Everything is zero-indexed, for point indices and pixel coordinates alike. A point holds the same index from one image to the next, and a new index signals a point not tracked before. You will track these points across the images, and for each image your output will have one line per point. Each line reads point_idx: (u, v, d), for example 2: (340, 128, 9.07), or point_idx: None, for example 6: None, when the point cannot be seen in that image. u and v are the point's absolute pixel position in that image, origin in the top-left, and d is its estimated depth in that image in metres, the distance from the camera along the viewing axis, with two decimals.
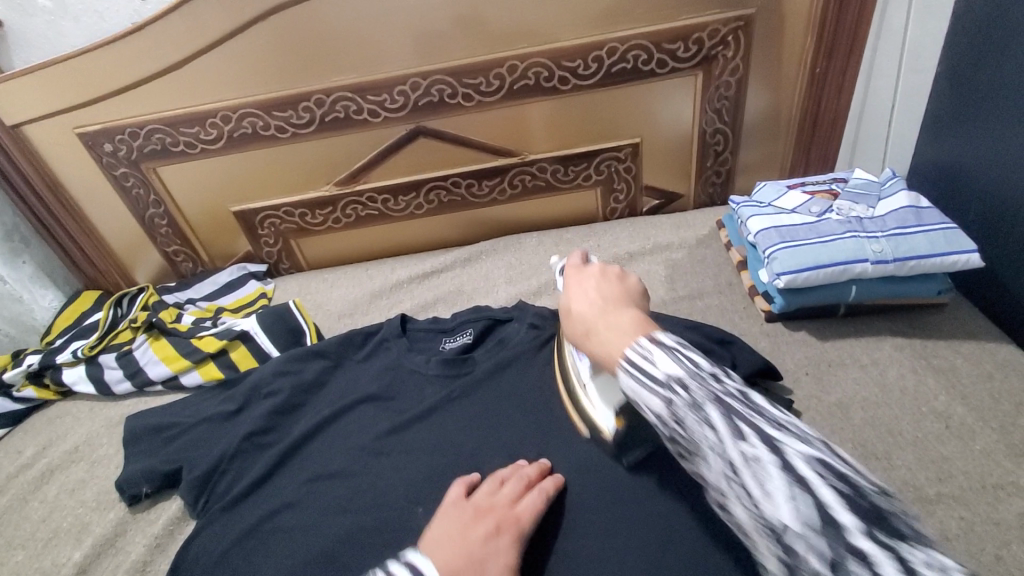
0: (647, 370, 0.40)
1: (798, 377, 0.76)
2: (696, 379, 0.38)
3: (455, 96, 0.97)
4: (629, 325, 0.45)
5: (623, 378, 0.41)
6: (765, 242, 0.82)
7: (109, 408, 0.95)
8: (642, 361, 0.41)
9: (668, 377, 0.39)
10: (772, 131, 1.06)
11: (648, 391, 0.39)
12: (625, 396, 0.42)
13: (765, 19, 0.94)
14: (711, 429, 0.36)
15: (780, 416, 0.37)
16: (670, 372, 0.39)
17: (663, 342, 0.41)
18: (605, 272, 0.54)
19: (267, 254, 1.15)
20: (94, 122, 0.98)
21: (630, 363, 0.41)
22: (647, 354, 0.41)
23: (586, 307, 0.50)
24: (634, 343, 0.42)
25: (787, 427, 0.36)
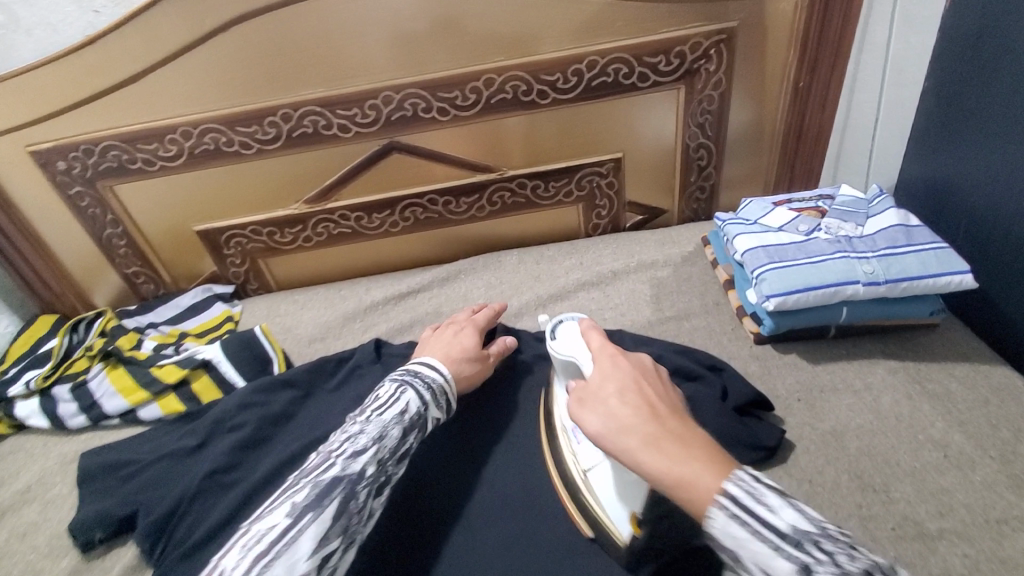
0: (762, 515, 0.40)
1: (790, 404, 0.73)
2: (829, 539, 0.39)
3: (429, 110, 0.93)
4: (700, 451, 0.44)
5: (726, 525, 0.40)
6: (752, 262, 0.79)
7: (62, 444, 0.89)
8: (748, 501, 0.40)
9: (790, 529, 0.39)
10: (755, 146, 1.04)
11: (767, 544, 0.39)
12: (722, 543, 0.41)
13: (747, 32, 0.91)
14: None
15: None
16: (794, 524, 0.39)
17: (766, 483, 0.41)
18: (639, 375, 0.51)
19: (234, 274, 1.10)
20: (46, 139, 0.91)
21: (735, 500, 0.40)
22: (756, 493, 0.40)
23: (635, 406, 0.48)
24: (731, 486, 0.41)
25: None
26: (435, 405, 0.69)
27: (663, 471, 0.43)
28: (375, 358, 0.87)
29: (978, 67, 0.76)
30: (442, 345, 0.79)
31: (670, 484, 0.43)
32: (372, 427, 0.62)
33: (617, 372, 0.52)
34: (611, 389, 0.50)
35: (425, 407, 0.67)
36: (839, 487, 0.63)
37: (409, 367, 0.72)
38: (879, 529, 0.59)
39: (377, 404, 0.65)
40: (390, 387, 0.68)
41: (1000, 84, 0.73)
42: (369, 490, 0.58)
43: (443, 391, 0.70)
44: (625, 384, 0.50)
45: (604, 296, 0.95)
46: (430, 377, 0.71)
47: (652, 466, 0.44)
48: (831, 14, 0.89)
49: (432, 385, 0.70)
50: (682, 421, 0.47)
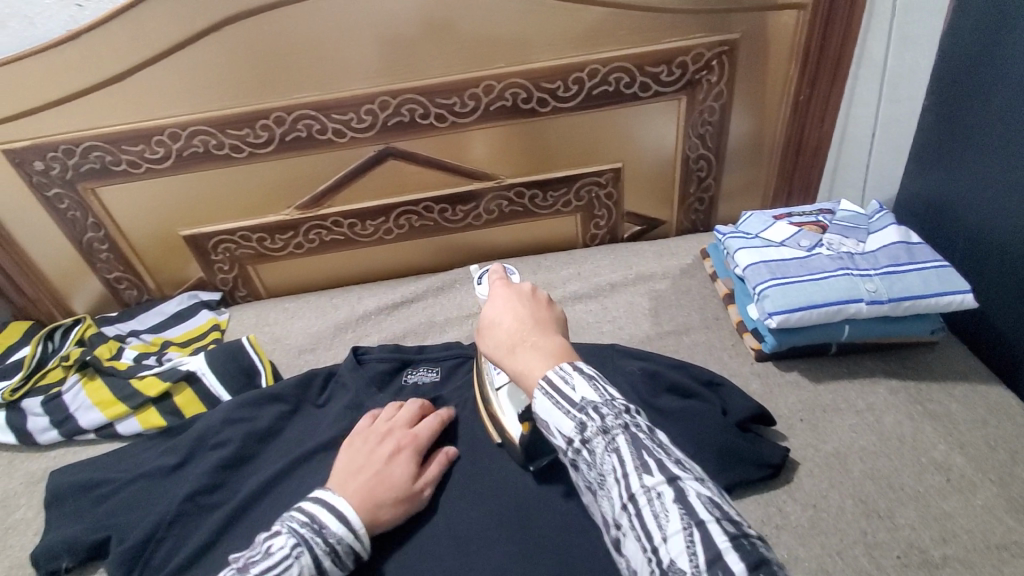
0: (564, 391, 0.45)
1: (792, 424, 0.73)
2: (611, 408, 0.44)
3: (427, 117, 0.91)
4: (554, 350, 0.50)
5: (538, 398, 0.46)
6: (754, 277, 0.79)
7: (32, 461, 0.84)
8: (561, 384, 0.46)
9: (584, 402, 0.44)
10: (755, 157, 1.03)
11: (563, 412, 0.45)
12: (536, 415, 0.47)
13: (750, 44, 0.91)
14: (618, 455, 0.42)
15: (682, 456, 0.43)
16: (589, 399, 0.45)
17: (580, 368, 0.47)
18: (522, 292, 0.57)
19: (221, 281, 1.06)
20: (23, 137, 0.87)
21: (550, 384, 0.46)
22: (566, 376, 0.46)
23: (511, 324, 0.53)
24: (557, 370, 0.47)
25: (687, 467, 0.42)
26: (339, 566, 0.58)
27: (521, 372, 0.50)
28: (360, 370, 0.82)
29: (975, 87, 0.77)
30: (373, 473, 0.63)
31: (522, 379, 0.50)
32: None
33: (499, 292, 0.57)
34: (492, 309, 0.55)
35: (323, 574, 0.56)
36: (843, 513, 0.64)
37: (315, 508, 0.59)
38: (884, 557, 0.61)
39: (266, 561, 0.54)
40: (288, 541, 0.55)
41: (997, 101, 0.74)
42: None
43: (352, 547, 0.58)
44: (503, 307, 0.55)
45: (601, 308, 0.94)
46: (338, 530, 0.58)
47: (512, 370, 0.50)
48: (834, 25, 0.88)
49: (338, 544, 0.57)
50: (546, 327, 0.53)
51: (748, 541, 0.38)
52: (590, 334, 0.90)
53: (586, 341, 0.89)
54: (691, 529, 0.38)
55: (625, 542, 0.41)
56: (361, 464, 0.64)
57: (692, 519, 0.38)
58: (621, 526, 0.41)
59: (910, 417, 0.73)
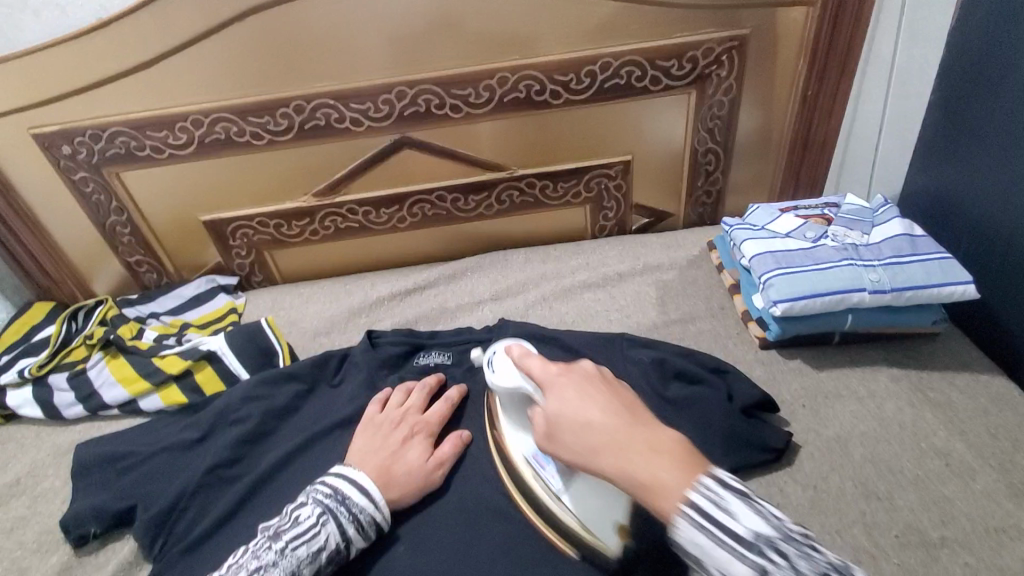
0: (726, 524, 0.40)
1: (795, 410, 0.75)
2: (789, 543, 0.39)
3: (442, 107, 0.93)
4: (673, 448, 0.45)
5: (684, 530, 0.41)
6: (760, 267, 0.80)
7: (57, 435, 0.87)
8: (717, 514, 0.41)
9: (753, 534, 0.40)
10: (762, 151, 1.05)
11: (734, 552, 0.40)
12: (692, 555, 0.41)
13: (760, 40, 0.92)
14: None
15: None
16: (757, 530, 0.40)
17: (726, 482, 0.42)
18: (592, 376, 0.54)
19: (238, 266, 1.09)
20: (51, 122, 0.90)
21: (702, 515, 0.41)
22: (718, 499, 0.41)
23: (604, 419, 0.48)
24: (697, 485, 0.42)
25: None
26: (363, 536, 0.61)
27: (645, 482, 0.44)
28: (373, 353, 0.84)
29: (981, 84, 0.78)
30: (389, 453, 0.67)
31: (649, 493, 0.43)
32: (285, 560, 0.57)
33: (567, 381, 0.53)
34: (569, 401, 0.51)
35: (348, 542, 0.60)
36: (844, 495, 0.67)
37: (338, 481, 0.63)
38: (883, 537, 0.63)
39: (294, 529, 0.59)
40: (314, 510, 0.60)
41: (1002, 98, 0.75)
42: None
43: (374, 518, 0.62)
44: (583, 398, 0.51)
45: (609, 297, 0.96)
46: (362, 501, 0.61)
47: (628, 481, 0.44)
48: (843, 22, 0.90)
49: (361, 514, 0.61)
50: (642, 417, 0.49)
51: None
52: (599, 322, 0.93)
53: (594, 328, 0.91)
54: None
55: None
56: (378, 447, 0.68)
57: None
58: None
59: (910, 404, 0.75)
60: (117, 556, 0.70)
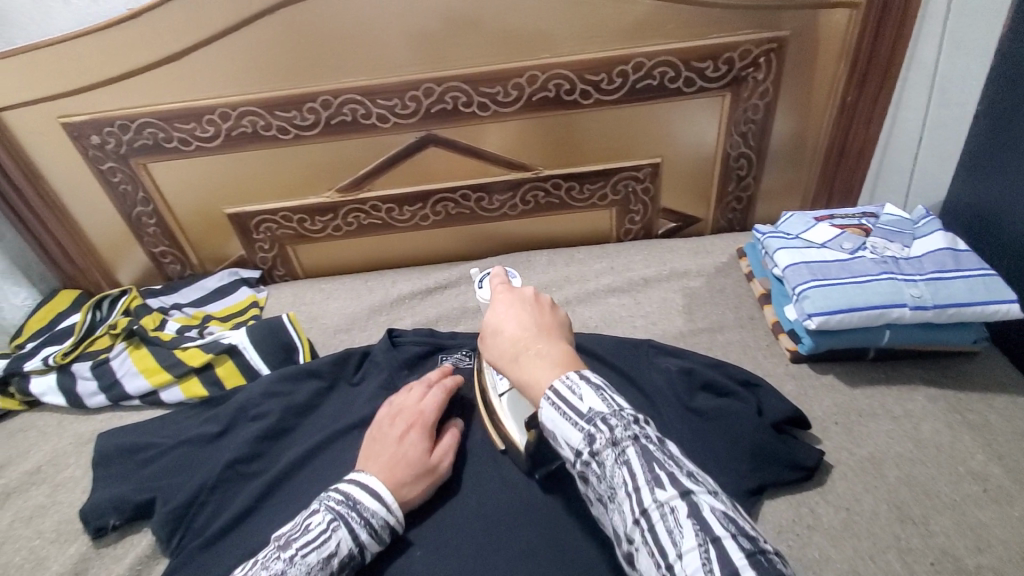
0: (573, 403, 0.47)
1: (827, 427, 0.73)
2: (621, 421, 0.46)
3: (470, 105, 0.92)
4: (559, 360, 0.52)
5: (545, 409, 0.49)
6: (794, 278, 0.78)
7: (79, 423, 0.88)
8: (569, 394, 0.48)
9: (592, 413, 0.47)
10: (796, 157, 1.02)
11: (571, 425, 0.47)
12: (546, 427, 0.49)
13: (799, 43, 0.89)
14: (628, 467, 0.44)
15: (692, 468, 0.45)
16: (595, 410, 0.47)
17: (588, 378, 0.49)
18: (529, 299, 0.58)
19: (261, 259, 1.09)
20: (81, 112, 0.90)
21: (557, 394, 0.48)
22: (573, 388, 0.48)
23: (516, 332, 0.55)
24: (564, 378, 0.49)
25: (698, 479, 0.45)
26: (376, 540, 0.59)
27: (526, 380, 0.51)
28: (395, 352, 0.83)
29: None
30: (394, 454, 0.64)
31: (528, 389, 0.51)
32: (295, 568, 0.54)
33: (506, 297, 0.58)
34: (499, 315, 0.57)
35: (362, 548, 0.58)
36: (877, 517, 0.64)
37: (351, 487, 0.60)
38: (917, 562, 0.60)
39: (305, 536, 0.56)
40: (324, 517, 0.58)
41: None
42: None
43: (387, 522, 0.60)
44: (506, 313, 0.57)
45: (634, 302, 0.94)
46: (374, 506, 0.59)
47: (517, 380, 0.52)
48: (887, 25, 0.86)
49: (373, 518, 0.59)
50: (551, 335, 0.54)
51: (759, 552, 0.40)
52: (622, 328, 0.91)
53: (618, 335, 0.90)
54: (704, 541, 0.40)
55: (636, 551, 0.43)
56: (383, 449, 0.65)
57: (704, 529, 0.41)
58: (632, 537, 0.43)
59: (948, 426, 0.72)
60: (136, 549, 0.70)
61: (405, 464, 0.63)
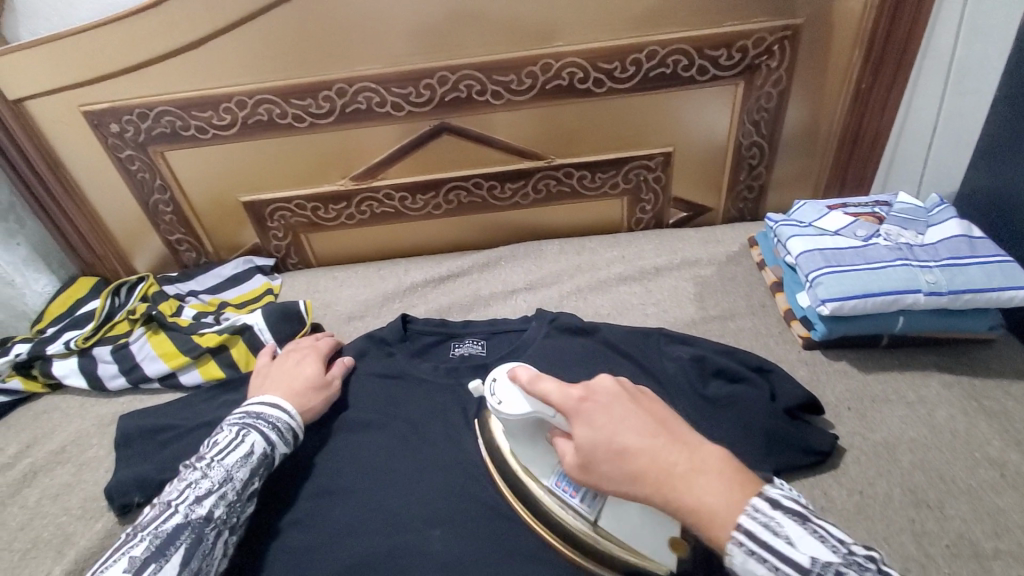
0: (782, 549, 0.43)
1: (840, 413, 0.74)
2: (849, 565, 0.42)
3: (484, 93, 0.92)
4: (719, 464, 0.47)
5: (740, 557, 0.43)
6: (807, 264, 0.78)
7: (101, 406, 0.90)
8: (778, 541, 0.43)
9: (814, 562, 0.43)
10: (809, 146, 1.02)
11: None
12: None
13: (814, 30, 0.89)
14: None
15: None
16: (815, 555, 0.43)
17: (782, 508, 0.44)
18: (624, 394, 0.51)
19: (275, 247, 1.10)
20: (101, 100, 0.92)
21: (764, 544, 0.43)
22: (772, 524, 0.43)
23: (641, 442, 0.48)
24: (751, 511, 0.44)
25: None
26: (285, 439, 0.69)
27: (693, 509, 0.45)
28: (405, 336, 0.84)
29: None
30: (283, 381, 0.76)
31: (704, 521, 0.45)
32: (215, 470, 0.63)
33: (594, 405, 0.51)
34: (605, 428, 0.49)
35: (272, 446, 0.67)
36: (891, 501, 0.65)
37: (252, 406, 0.71)
38: (933, 545, 0.61)
39: (217, 447, 0.65)
40: (232, 430, 0.67)
41: None
42: (218, 530, 0.60)
43: (290, 425, 0.70)
44: (615, 422, 0.49)
45: (646, 291, 0.94)
46: (276, 414, 0.70)
47: (680, 508, 0.46)
48: (903, 12, 0.86)
49: (278, 421, 0.69)
50: (673, 430, 0.49)
51: None
52: (634, 316, 0.91)
53: (630, 322, 0.90)
54: None
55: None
56: (270, 381, 0.77)
57: None
58: None
59: (962, 412, 0.72)
60: None
61: (307, 386, 0.75)
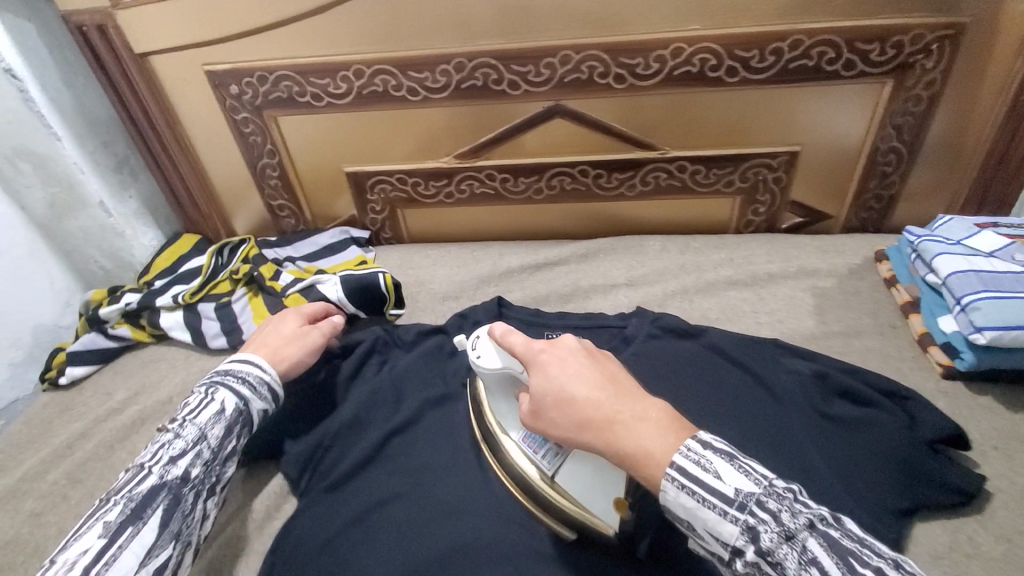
0: (714, 487, 0.46)
1: (986, 451, 0.67)
2: (774, 501, 0.46)
3: (606, 76, 0.88)
4: (655, 417, 0.51)
5: (681, 495, 0.47)
6: (959, 287, 0.71)
7: (203, 361, 0.92)
8: (707, 477, 0.47)
9: (741, 495, 0.46)
10: (949, 160, 0.93)
11: (726, 513, 0.46)
12: (689, 519, 0.48)
13: (980, 30, 0.80)
14: (809, 558, 0.43)
15: (875, 546, 0.44)
16: (740, 488, 0.46)
17: (718, 451, 0.48)
18: (586, 352, 0.57)
19: (371, 220, 1.11)
20: (224, 61, 0.93)
21: (694, 478, 0.47)
22: (706, 467, 0.47)
23: (588, 394, 0.53)
24: (684, 448, 0.49)
25: (891, 560, 0.43)
26: (259, 394, 0.70)
27: (630, 452, 0.50)
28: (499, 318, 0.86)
29: None
30: (258, 338, 0.78)
31: (637, 458, 0.49)
32: (188, 429, 0.64)
33: (555, 358, 0.56)
34: (560, 377, 0.54)
35: (246, 400, 0.69)
36: None
37: (221, 364, 0.73)
38: None
39: (187, 408, 0.67)
40: (199, 391, 0.68)
41: None
42: (196, 490, 0.63)
43: (263, 377, 0.72)
44: (570, 377, 0.54)
45: (758, 298, 0.89)
46: (247, 368, 0.72)
47: (619, 453, 0.50)
48: None
49: (249, 375, 0.71)
50: (622, 386, 0.54)
51: None
52: (746, 323, 0.86)
53: (741, 330, 0.85)
54: None
55: None
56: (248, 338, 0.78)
57: None
58: None
59: None
60: (268, 488, 0.74)
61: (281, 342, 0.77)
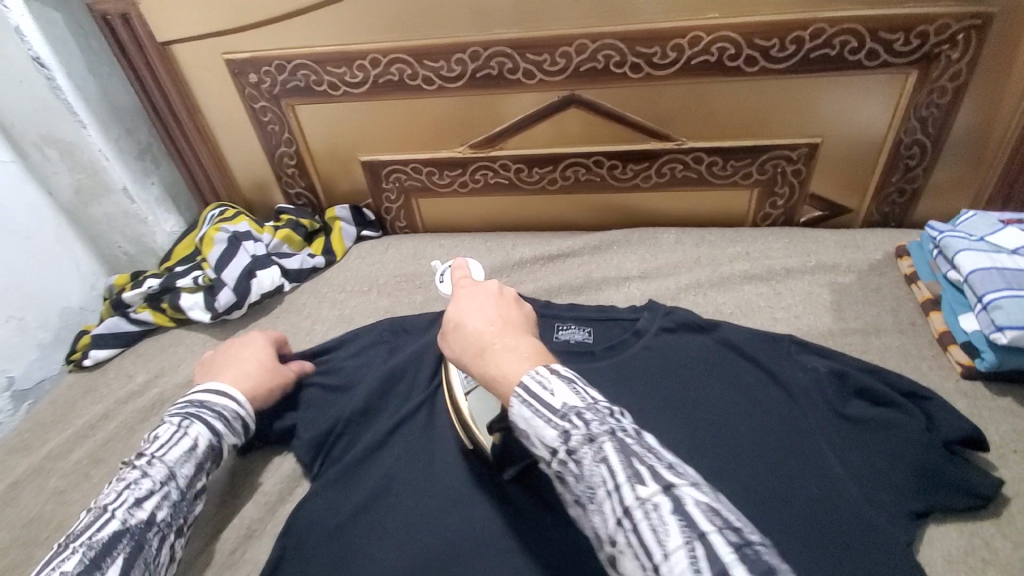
0: (543, 398, 0.46)
1: (1003, 454, 0.66)
2: (594, 412, 0.45)
3: (622, 65, 0.87)
4: (529, 354, 0.50)
5: (515, 407, 0.47)
6: (983, 284, 0.70)
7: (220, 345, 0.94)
8: (540, 390, 0.46)
9: (565, 407, 0.45)
10: (975, 155, 0.90)
11: (546, 421, 0.45)
12: (518, 426, 0.47)
13: (1009, 20, 0.77)
14: (603, 459, 0.42)
15: (671, 458, 0.43)
16: (566, 402, 0.45)
17: (560, 373, 0.48)
18: (498, 294, 0.57)
19: (386, 209, 1.11)
20: (244, 50, 0.94)
21: (529, 390, 0.47)
22: (543, 382, 0.47)
23: (480, 324, 0.54)
24: (533, 370, 0.48)
25: (679, 470, 0.42)
26: (232, 430, 0.71)
27: (494, 375, 0.50)
28: None
29: None
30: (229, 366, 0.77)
31: (499, 384, 0.50)
32: (157, 468, 0.64)
33: (466, 291, 0.58)
34: (463, 308, 0.56)
35: (219, 436, 0.70)
36: None
37: (195, 394, 0.72)
38: None
39: (156, 442, 0.66)
40: (170, 425, 0.68)
41: None
42: (161, 531, 0.61)
43: (237, 413, 0.72)
44: (468, 310, 0.55)
45: (774, 293, 0.88)
46: (221, 401, 0.72)
47: (483, 375, 0.51)
48: None
49: (224, 410, 0.71)
50: (517, 326, 0.54)
51: (748, 545, 0.37)
52: (760, 318, 0.85)
53: (755, 324, 0.84)
54: (694, 542, 0.37)
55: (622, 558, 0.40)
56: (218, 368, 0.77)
57: (693, 531, 0.38)
58: (618, 544, 0.40)
59: None
60: (282, 470, 0.77)
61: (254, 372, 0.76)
